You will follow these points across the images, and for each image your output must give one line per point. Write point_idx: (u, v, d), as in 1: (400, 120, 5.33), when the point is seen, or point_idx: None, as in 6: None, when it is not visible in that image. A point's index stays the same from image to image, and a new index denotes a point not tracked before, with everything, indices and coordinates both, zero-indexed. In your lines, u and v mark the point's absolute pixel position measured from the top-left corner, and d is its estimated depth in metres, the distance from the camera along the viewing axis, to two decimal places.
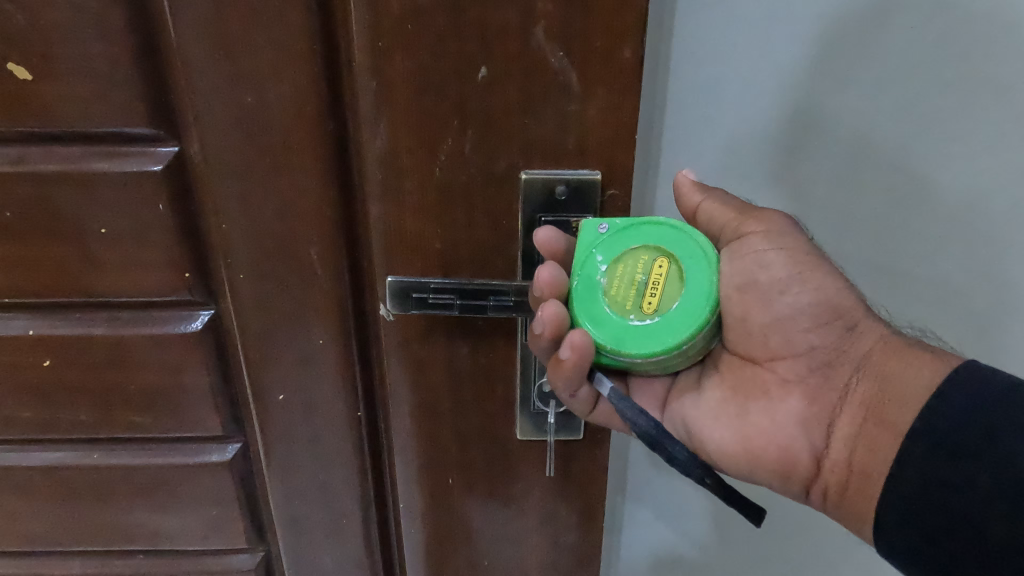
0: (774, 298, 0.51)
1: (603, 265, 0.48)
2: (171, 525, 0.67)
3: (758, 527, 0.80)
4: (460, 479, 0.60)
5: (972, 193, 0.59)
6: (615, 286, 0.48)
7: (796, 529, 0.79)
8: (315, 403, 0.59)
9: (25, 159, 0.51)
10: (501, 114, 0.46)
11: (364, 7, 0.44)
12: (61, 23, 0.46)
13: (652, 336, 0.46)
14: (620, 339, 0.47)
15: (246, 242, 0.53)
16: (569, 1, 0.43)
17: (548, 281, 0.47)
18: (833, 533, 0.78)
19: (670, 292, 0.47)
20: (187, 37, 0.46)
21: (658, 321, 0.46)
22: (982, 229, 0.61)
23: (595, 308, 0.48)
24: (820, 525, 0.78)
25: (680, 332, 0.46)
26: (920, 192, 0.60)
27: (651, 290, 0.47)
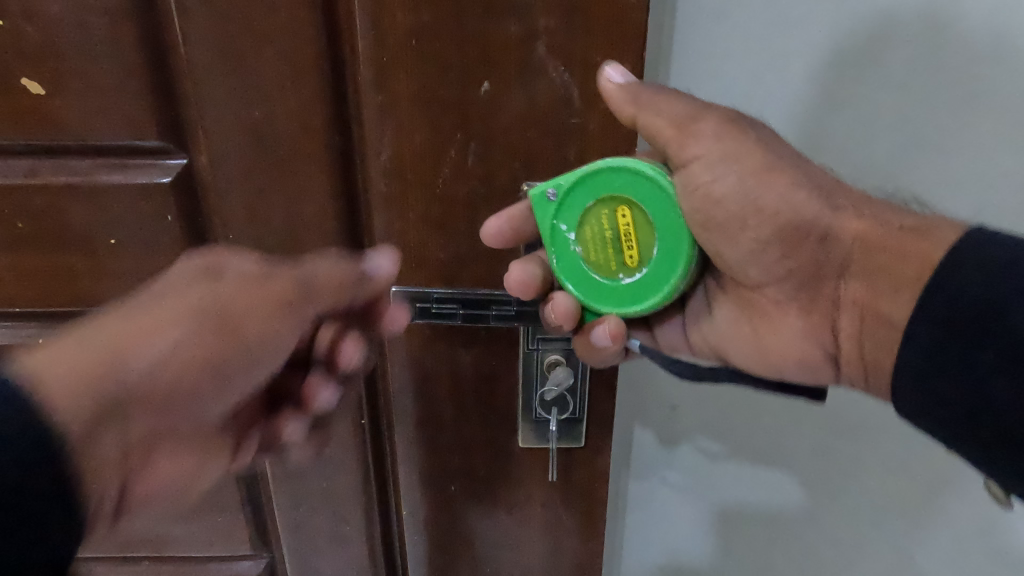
0: (737, 232, 0.49)
1: (571, 233, 0.49)
2: (177, 531, 0.67)
3: (763, 526, 0.77)
4: (462, 486, 0.61)
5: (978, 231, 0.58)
6: (592, 249, 0.49)
7: (803, 528, 0.75)
8: (319, 410, 0.60)
9: (36, 171, 0.52)
10: (503, 128, 0.47)
11: (370, 23, 0.45)
12: (74, 40, 0.47)
13: (647, 287, 0.49)
14: (622, 300, 0.50)
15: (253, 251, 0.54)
16: (570, 18, 0.44)
17: (520, 280, 0.51)
18: (841, 535, 0.74)
19: (645, 238, 0.48)
20: (196, 52, 0.47)
21: (647, 272, 0.49)
22: None
23: (583, 277, 0.50)
24: (829, 526, 0.74)
25: (674, 262, 0.48)
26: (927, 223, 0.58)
27: (627, 242, 0.48)
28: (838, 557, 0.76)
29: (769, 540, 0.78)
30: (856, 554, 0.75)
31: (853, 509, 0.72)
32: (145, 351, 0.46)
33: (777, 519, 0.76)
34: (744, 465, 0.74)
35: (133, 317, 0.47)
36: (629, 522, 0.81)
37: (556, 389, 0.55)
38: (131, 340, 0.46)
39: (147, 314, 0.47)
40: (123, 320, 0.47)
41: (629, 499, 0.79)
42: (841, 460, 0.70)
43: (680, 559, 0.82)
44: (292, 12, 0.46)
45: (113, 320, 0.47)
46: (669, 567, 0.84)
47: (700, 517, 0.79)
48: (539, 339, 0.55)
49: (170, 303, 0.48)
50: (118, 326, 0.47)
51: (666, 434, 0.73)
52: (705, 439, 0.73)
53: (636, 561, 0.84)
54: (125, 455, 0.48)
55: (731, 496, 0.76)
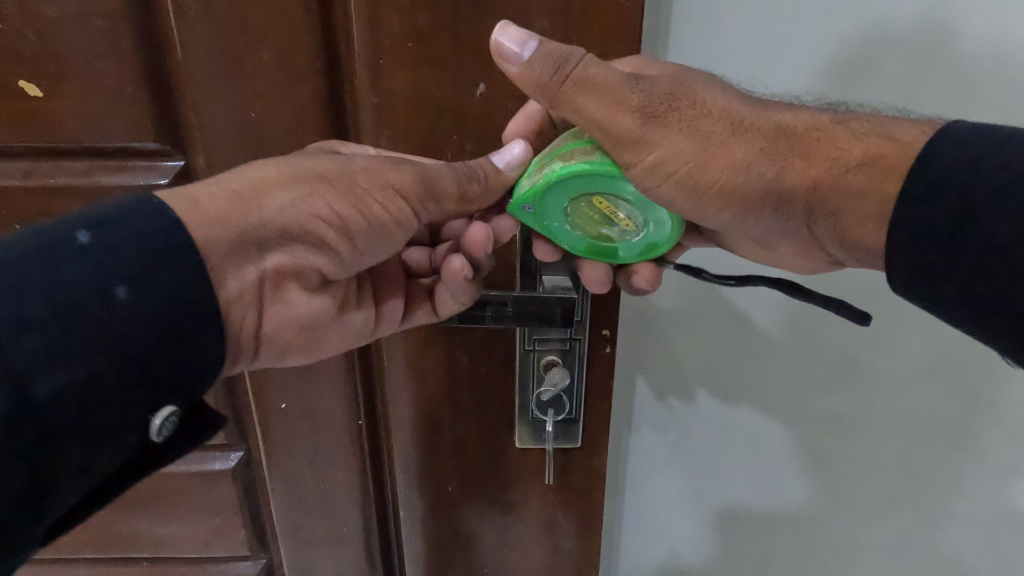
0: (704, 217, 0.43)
1: (565, 228, 0.44)
2: (175, 533, 0.67)
3: (749, 532, 0.80)
4: (459, 487, 0.61)
5: None
6: (590, 233, 0.44)
7: (786, 538, 0.78)
8: (315, 412, 0.60)
9: (34, 173, 0.52)
10: (500, 129, 0.48)
11: (368, 25, 0.45)
12: (71, 41, 0.47)
13: (657, 238, 0.44)
14: (647, 250, 0.45)
15: None
16: (566, 19, 0.44)
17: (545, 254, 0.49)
18: (821, 550, 0.76)
19: (631, 207, 0.42)
20: (193, 53, 0.47)
21: (650, 228, 0.44)
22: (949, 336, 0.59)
23: (592, 252, 0.45)
24: (809, 539, 0.77)
25: (671, 224, 0.43)
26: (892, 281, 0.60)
27: (617, 216, 0.43)
28: (846, 523, 0.73)
29: (774, 498, 0.76)
30: (864, 522, 0.72)
31: (864, 471, 0.69)
32: (275, 198, 0.41)
33: (783, 474, 0.75)
34: (753, 411, 0.73)
35: (300, 167, 0.42)
36: (635, 461, 0.84)
37: (551, 391, 0.54)
38: (261, 176, 0.41)
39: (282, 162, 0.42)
40: (259, 165, 0.41)
41: (634, 438, 0.82)
42: (835, 451, 0.70)
43: (684, 510, 0.83)
44: (289, 13, 0.46)
45: (258, 166, 0.41)
46: (671, 517, 0.85)
47: (705, 467, 0.79)
48: (535, 341, 0.54)
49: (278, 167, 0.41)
50: (246, 169, 0.41)
51: (677, 373, 0.75)
52: (716, 380, 0.73)
53: (639, 506, 0.86)
54: (262, 337, 0.45)
55: (737, 446, 0.76)
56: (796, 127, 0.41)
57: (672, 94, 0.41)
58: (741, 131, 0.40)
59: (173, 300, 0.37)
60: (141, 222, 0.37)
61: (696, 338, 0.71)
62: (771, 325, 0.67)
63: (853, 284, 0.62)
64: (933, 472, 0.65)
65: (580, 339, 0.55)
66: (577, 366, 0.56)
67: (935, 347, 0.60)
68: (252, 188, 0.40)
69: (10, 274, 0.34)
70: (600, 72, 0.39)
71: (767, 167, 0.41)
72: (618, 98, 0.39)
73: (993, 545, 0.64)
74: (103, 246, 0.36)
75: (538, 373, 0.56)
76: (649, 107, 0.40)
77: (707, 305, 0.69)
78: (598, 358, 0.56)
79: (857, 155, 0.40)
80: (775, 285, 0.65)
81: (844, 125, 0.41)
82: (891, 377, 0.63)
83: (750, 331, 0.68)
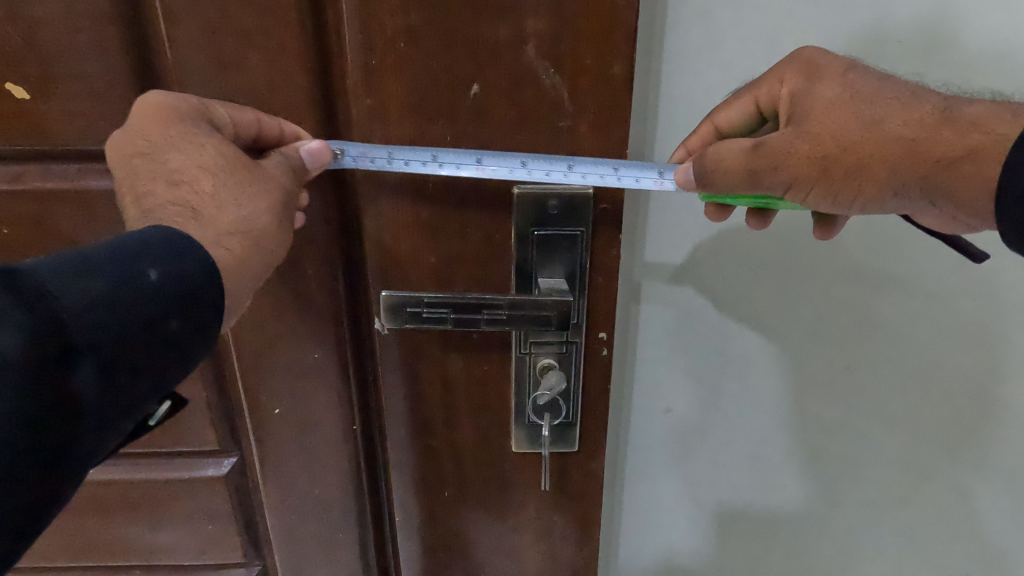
0: (845, 208, 0.48)
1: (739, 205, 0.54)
2: (168, 541, 0.67)
3: (759, 525, 0.80)
4: (456, 492, 0.61)
5: (975, 272, 0.62)
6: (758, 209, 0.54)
7: (795, 524, 0.79)
8: (310, 418, 0.59)
9: (21, 176, 0.51)
10: (494, 130, 0.47)
11: (358, 25, 0.45)
12: (58, 43, 0.46)
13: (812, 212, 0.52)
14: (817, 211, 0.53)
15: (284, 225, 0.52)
16: (560, 19, 0.44)
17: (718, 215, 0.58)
18: (833, 530, 0.79)
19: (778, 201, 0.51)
20: (182, 55, 0.47)
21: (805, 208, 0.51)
22: (975, 310, 0.64)
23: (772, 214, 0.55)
24: (821, 522, 0.79)
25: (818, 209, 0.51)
26: (911, 262, 0.63)
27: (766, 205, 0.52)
28: (857, 489, 0.76)
29: (784, 473, 0.77)
30: (874, 484, 0.75)
31: (876, 433, 0.72)
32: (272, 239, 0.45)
33: (794, 451, 0.75)
34: (769, 383, 0.72)
35: (167, 178, 0.43)
36: (637, 452, 0.79)
37: (547, 394, 0.53)
38: (146, 192, 0.43)
39: (153, 169, 0.44)
40: (128, 173, 0.44)
41: (635, 428, 0.78)
42: (852, 432, 0.73)
43: (688, 498, 0.81)
44: (279, 15, 0.45)
45: (125, 176, 0.44)
46: (672, 509, 0.82)
47: (714, 449, 0.77)
48: (531, 343, 0.54)
49: (149, 177, 0.44)
50: (123, 183, 0.44)
51: (688, 348, 0.72)
52: (731, 353, 0.71)
53: (639, 500, 0.82)
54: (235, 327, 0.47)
55: (749, 423, 0.75)
56: (906, 133, 0.45)
57: (794, 147, 0.47)
58: (846, 141, 0.46)
59: (188, 321, 0.39)
60: (137, 246, 0.38)
61: (708, 311, 0.69)
62: (790, 291, 0.67)
63: (877, 246, 0.63)
64: (943, 423, 0.70)
65: (579, 340, 0.54)
66: (573, 370, 0.55)
67: (952, 302, 0.64)
68: (138, 202, 0.44)
69: (31, 285, 0.32)
70: (728, 154, 0.47)
71: (884, 168, 0.46)
72: (752, 172, 0.47)
73: (988, 484, 0.71)
74: (120, 264, 0.36)
75: (535, 376, 0.55)
76: (771, 164, 0.47)
77: (716, 279, 0.68)
78: (595, 360, 0.55)
79: (961, 148, 0.44)
80: (791, 262, 0.65)
81: (954, 124, 0.45)
82: (907, 336, 0.67)
83: (768, 299, 0.68)
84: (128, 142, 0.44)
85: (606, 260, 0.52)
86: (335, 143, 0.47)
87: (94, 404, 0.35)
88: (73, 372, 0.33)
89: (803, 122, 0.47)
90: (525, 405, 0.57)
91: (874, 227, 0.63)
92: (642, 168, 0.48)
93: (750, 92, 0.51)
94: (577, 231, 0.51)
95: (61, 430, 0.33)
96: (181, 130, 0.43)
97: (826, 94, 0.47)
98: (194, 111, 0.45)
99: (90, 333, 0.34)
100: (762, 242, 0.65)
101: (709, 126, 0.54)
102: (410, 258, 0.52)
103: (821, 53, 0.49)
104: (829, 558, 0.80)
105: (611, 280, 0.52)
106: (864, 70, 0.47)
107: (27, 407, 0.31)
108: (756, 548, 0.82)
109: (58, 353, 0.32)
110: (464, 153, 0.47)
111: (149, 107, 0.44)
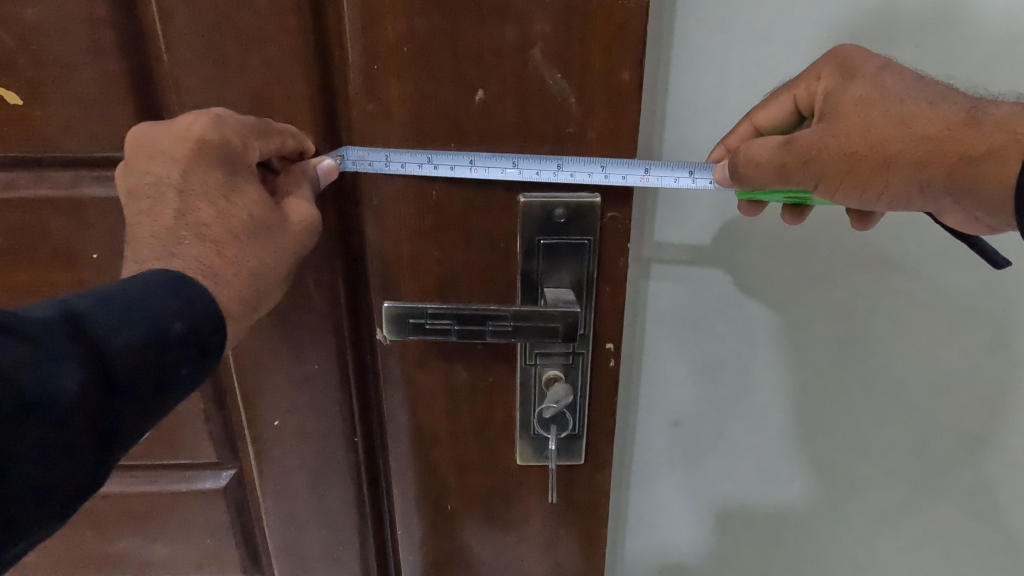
0: (871, 204, 0.47)
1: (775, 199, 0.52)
2: (165, 554, 0.65)
3: (769, 534, 0.79)
4: (460, 506, 0.59)
5: (987, 276, 0.62)
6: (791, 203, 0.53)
7: (805, 532, 0.78)
8: (311, 430, 0.58)
9: (15, 183, 0.50)
10: (500, 138, 0.46)
11: (361, 29, 0.43)
12: (52, 48, 0.45)
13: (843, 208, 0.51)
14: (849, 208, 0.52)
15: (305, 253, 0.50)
16: (568, 22, 0.43)
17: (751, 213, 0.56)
18: (843, 538, 0.77)
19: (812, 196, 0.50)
20: (180, 60, 0.45)
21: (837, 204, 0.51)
22: (985, 314, 0.63)
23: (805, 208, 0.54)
24: (831, 529, 0.77)
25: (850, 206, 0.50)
26: (921, 267, 0.63)
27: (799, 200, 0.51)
28: (867, 495, 0.75)
29: (794, 482, 0.75)
30: (884, 489, 0.74)
31: (886, 437, 0.71)
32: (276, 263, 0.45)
33: (804, 459, 0.74)
34: (777, 391, 0.71)
35: (190, 224, 0.42)
36: (642, 465, 0.77)
37: (553, 408, 0.52)
38: (169, 232, 0.42)
39: (179, 208, 0.42)
40: (148, 198, 0.43)
41: (640, 439, 0.76)
42: (861, 439, 0.72)
43: (695, 509, 0.79)
44: (279, 19, 0.44)
45: (143, 199, 0.43)
46: (678, 520, 0.80)
47: (721, 457, 0.75)
48: (536, 355, 0.53)
49: (173, 216, 0.42)
50: (139, 203, 0.43)
51: (694, 357, 0.70)
52: (739, 359, 0.70)
53: (644, 512, 0.80)
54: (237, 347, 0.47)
55: (756, 431, 0.74)
56: (933, 133, 0.44)
57: (824, 145, 0.46)
58: (876, 139, 0.45)
59: (212, 355, 0.42)
60: (171, 285, 0.40)
61: (715, 318, 0.68)
62: (799, 296, 0.66)
63: (886, 247, 0.62)
64: (953, 426, 0.69)
65: (585, 352, 0.53)
66: (579, 382, 0.54)
67: (962, 302, 0.63)
68: (155, 238, 0.42)
69: (88, 327, 0.37)
70: (761, 151, 0.46)
71: (911, 165, 0.45)
72: (783, 167, 0.46)
73: (998, 484, 0.71)
74: (152, 305, 0.39)
75: (540, 388, 0.54)
76: (800, 158, 0.46)
77: (727, 286, 0.66)
78: (602, 371, 0.54)
79: (983, 148, 0.43)
80: (802, 267, 0.64)
81: (978, 123, 0.43)
82: (917, 339, 0.66)
83: (777, 305, 0.66)
84: (158, 167, 0.43)
85: (615, 270, 0.50)
86: (343, 150, 0.47)
87: (132, 429, 0.39)
88: (115, 406, 0.37)
89: (834, 120, 0.46)
90: (531, 417, 0.55)
91: (883, 227, 0.62)
92: (675, 168, 0.49)
93: (789, 91, 0.50)
94: (585, 241, 0.49)
95: (104, 453, 0.37)
96: (221, 182, 0.43)
97: (857, 93, 0.46)
98: (238, 157, 0.43)
99: (129, 371, 0.38)
100: (770, 244, 0.64)
101: (748, 125, 0.52)
102: (414, 268, 0.50)
103: (859, 51, 0.48)
104: (839, 566, 0.79)
105: (619, 289, 0.51)
106: (898, 69, 0.46)
107: (76, 441, 0.36)
108: (764, 557, 0.81)
109: (101, 391, 0.36)
110: (501, 157, 0.46)
111: (193, 143, 0.42)
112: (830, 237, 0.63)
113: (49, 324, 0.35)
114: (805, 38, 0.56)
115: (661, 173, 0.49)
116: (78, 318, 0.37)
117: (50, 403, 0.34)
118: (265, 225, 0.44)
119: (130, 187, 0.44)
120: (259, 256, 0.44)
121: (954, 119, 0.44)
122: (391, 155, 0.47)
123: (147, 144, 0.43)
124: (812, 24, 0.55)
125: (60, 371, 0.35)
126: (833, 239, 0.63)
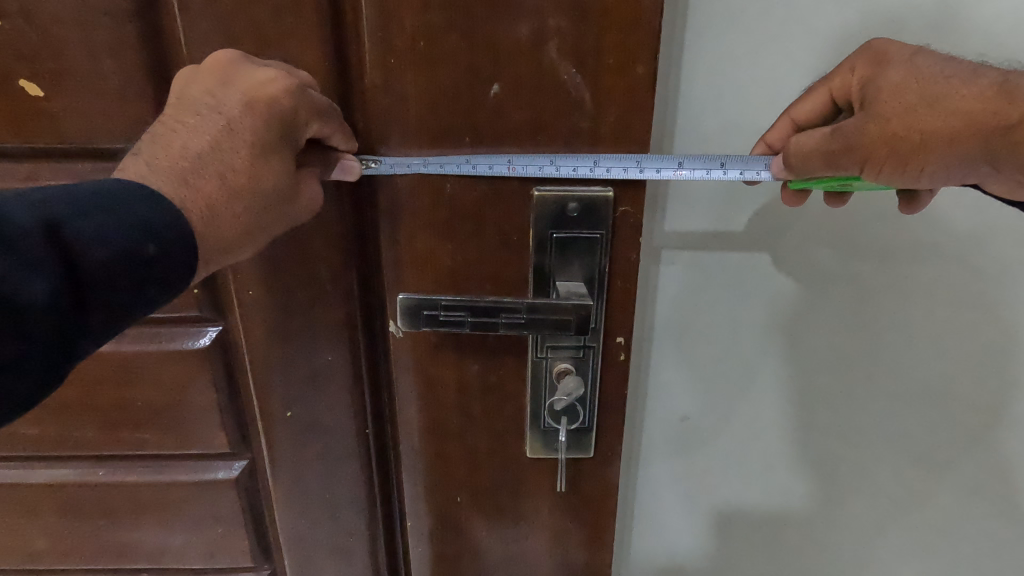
0: (920, 180, 0.47)
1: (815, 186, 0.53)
2: (176, 544, 0.66)
3: (773, 528, 0.80)
4: (469, 498, 0.60)
5: (991, 266, 0.62)
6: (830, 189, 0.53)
7: (808, 527, 0.79)
8: (323, 421, 0.59)
9: (36, 175, 0.51)
10: (513, 132, 0.46)
11: (377, 24, 0.44)
12: (71, 41, 0.46)
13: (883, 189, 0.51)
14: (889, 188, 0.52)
15: (315, 241, 0.51)
16: (582, 19, 0.43)
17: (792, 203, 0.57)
18: (847, 532, 0.78)
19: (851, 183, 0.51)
20: (199, 54, 0.46)
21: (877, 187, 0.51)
22: (990, 306, 0.64)
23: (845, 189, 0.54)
24: (836, 524, 0.78)
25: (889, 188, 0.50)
26: (927, 257, 0.63)
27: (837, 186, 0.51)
28: (871, 489, 0.75)
29: (799, 476, 0.76)
30: (887, 484, 0.75)
31: (888, 432, 0.72)
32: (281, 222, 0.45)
33: (808, 453, 0.75)
34: (781, 385, 0.71)
35: (218, 161, 0.41)
36: (647, 460, 0.78)
37: (565, 399, 0.52)
38: (199, 157, 0.41)
39: (218, 141, 0.41)
40: (192, 115, 0.42)
41: (647, 434, 0.76)
42: (864, 433, 0.73)
43: (698, 504, 0.80)
44: (296, 14, 0.45)
45: (188, 112, 0.42)
46: (684, 516, 0.81)
47: (726, 452, 0.76)
48: (547, 348, 0.53)
49: (206, 146, 0.41)
50: (185, 114, 0.42)
51: (699, 351, 0.70)
52: (746, 351, 0.70)
53: (648, 506, 0.81)
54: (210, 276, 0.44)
55: (761, 424, 0.74)
56: (972, 107, 0.45)
57: (865, 127, 0.46)
58: (915, 115, 0.46)
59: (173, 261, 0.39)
60: (150, 207, 0.39)
61: (722, 311, 0.68)
62: (807, 291, 0.66)
63: (892, 240, 0.63)
64: (956, 418, 0.70)
65: (596, 345, 0.53)
66: (590, 374, 0.54)
67: (967, 296, 0.64)
68: (184, 158, 0.41)
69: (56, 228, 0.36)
70: (810, 140, 0.46)
71: (948, 139, 0.45)
72: (830, 153, 0.46)
73: (1006, 472, 0.71)
74: (124, 220, 0.38)
75: (551, 381, 0.54)
76: (845, 144, 0.46)
77: (737, 280, 0.66)
78: (612, 365, 0.54)
79: (1017, 116, 0.44)
80: (810, 261, 0.65)
81: (1013, 94, 0.44)
82: (921, 333, 0.66)
83: (784, 300, 0.67)
84: (216, 95, 0.42)
85: (626, 264, 0.51)
86: (373, 156, 0.48)
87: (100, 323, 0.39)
88: (76, 319, 0.37)
89: (874, 109, 0.47)
90: (541, 410, 0.56)
91: (891, 220, 0.62)
92: (706, 159, 0.49)
93: (824, 84, 0.51)
94: (597, 234, 0.50)
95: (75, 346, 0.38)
96: (269, 142, 0.42)
97: (894, 78, 0.47)
98: (294, 124, 0.43)
99: (99, 275, 0.37)
100: (779, 236, 0.64)
101: (785, 120, 0.53)
102: (426, 262, 0.51)
103: (891, 42, 0.49)
104: (842, 560, 0.80)
105: (630, 284, 0.52)
106: (929, 53, 0.47)
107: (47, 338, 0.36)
108: (768, 551, 0.81)
109: (72, 296, 0.37)
110: (539, 156, 0.47)
111: (266, 97, 0.42)
112: (838, 230, 0.63)
113: (26, 230, 0.35)
114: (813, 38, 0.56)
115: (693, 166, 0.49)
116: (56, 225, 0.36)
117: (19, 309, 0.35)
118: (283, 186, 0.43)
119: (181, 93, 0.43)
120: (259, 216, 0.43)
121: (985, 92, 0.45)
122: (429, 159, 0.47)
123: (223, 74, 0.42)
124: (821, 22, 0.56)
125: (27, 279, 0.35)
126: (840, 231, 0.63)
